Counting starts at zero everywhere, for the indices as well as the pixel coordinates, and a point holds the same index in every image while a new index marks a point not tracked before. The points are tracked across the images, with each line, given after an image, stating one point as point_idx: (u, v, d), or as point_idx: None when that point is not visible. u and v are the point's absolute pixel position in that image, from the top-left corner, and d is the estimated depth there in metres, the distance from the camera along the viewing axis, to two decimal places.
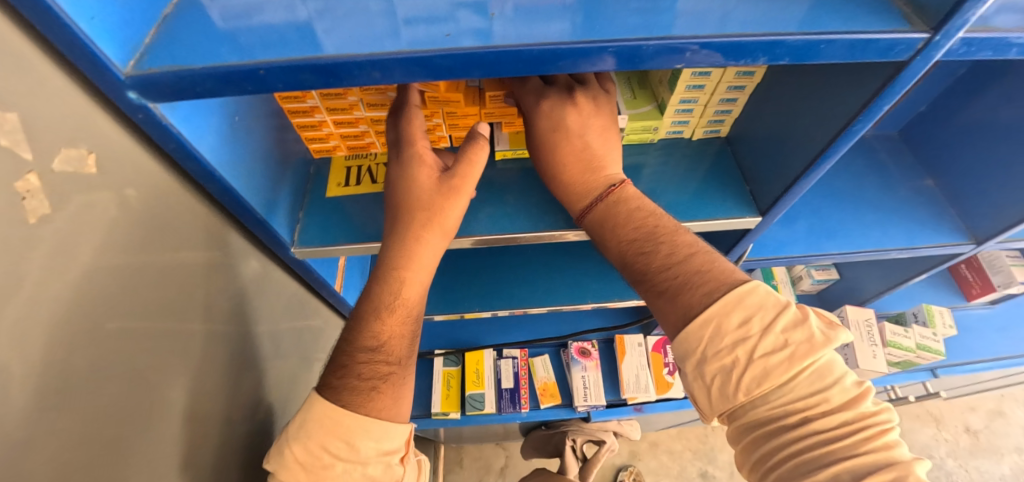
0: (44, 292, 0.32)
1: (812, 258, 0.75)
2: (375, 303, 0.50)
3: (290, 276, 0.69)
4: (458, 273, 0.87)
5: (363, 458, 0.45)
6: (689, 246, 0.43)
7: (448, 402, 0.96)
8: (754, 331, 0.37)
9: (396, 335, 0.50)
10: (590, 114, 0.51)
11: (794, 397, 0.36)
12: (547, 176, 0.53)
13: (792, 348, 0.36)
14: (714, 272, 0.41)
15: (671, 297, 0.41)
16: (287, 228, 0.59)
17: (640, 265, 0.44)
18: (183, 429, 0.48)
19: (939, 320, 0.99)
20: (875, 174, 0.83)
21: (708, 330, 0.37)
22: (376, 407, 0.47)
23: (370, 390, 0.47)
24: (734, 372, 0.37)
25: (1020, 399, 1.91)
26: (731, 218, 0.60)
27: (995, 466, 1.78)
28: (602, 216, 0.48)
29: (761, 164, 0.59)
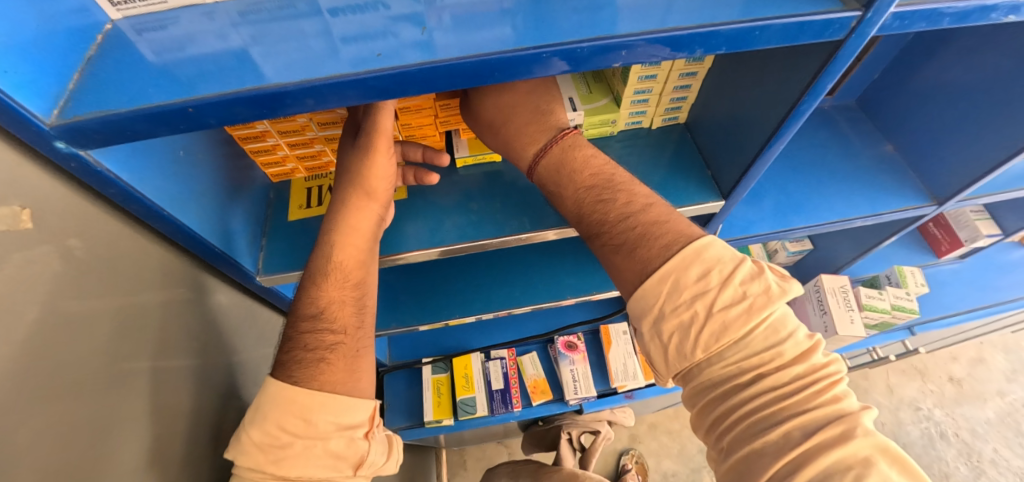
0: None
1: (780, 234, 0.76)
2: (312, 273, 0.50)
3: (261, 305, 0.69)
4: (435, 283, 0.87)
5: (323, 441, 0.44)
6: (645, 197, 0.44)
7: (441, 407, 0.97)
8: (713, 284, 0.37)
9: (336, 302, 0.50)
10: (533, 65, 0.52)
11: (750, 352, 0.36)
12: (491, 126, 0.51)
13: (750, 301, 0.36)
14: (672, 223, 0.41)
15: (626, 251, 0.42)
16: (249, 257, 0.58)
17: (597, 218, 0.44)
18: (159, 474, 0.47)
19: (911, 279, 1.02)
20: (837, 144, 0.84)
21: (668, 284, 0.38)
22: (320, 383, 0.46)
23: (317, 362, 0.47)
24: (693, 327, 0.37)
25: (998, 344, 1.97)
26: (695, 204, 0.60)
27: (979, 411, 1.85)
28: (558, 162, 0.48)
29: (719, 147, 0.60)
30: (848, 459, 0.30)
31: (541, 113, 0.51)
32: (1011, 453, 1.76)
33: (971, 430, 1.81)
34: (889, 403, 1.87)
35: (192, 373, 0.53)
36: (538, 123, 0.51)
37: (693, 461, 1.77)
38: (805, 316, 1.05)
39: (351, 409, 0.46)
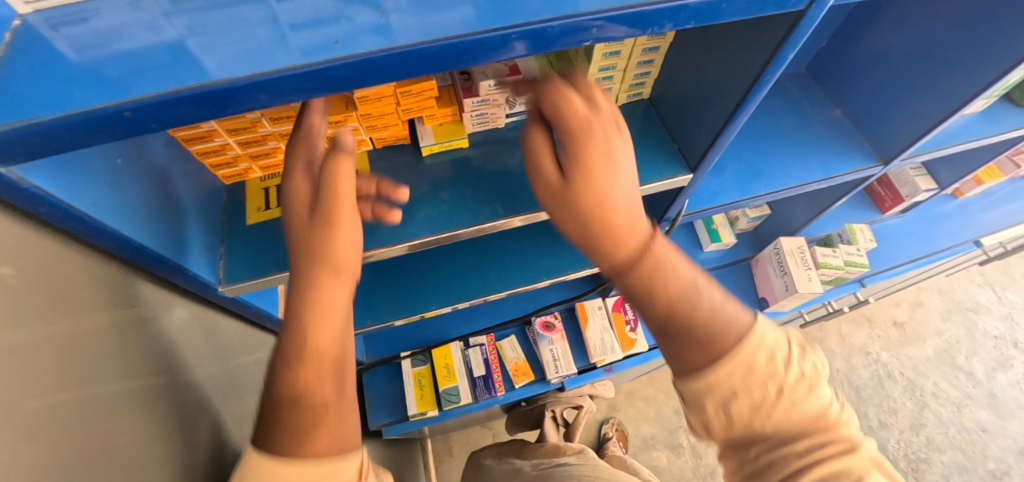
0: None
1: (742, 202, 0.79)
2: (285, 356, 0.39)
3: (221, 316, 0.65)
4: (407, 277, 0.85)
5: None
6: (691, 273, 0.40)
7: (426, 398, 0.97)
8: (774, 367, 0.36)
9: (316, 384, 0.39)
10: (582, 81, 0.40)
11: (798, 422, 0.36)
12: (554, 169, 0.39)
13: (806, 380, 0.37)
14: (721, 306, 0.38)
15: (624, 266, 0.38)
16: (208, 266, 0.54)
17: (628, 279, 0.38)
18: None
19: (860, 236, 1.09)
20: (790, 112, 0.87)
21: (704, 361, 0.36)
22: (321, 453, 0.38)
23: (309, 428, 0.37)
24: (751, 407, 0.35)
25: (935, 288, 2.15)
26: (665, 179, 0.61)
27: (920, 350, 2.03)
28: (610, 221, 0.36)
29: (684, 121, 0.60)
30: (854, 472, 0.34)
31: (611, 155, 0.37)
32: (947, 384, 1.95)
33: (914, 368, 1.99)
34: (842, 351, 2.02)
35: (170, 389, 0.50)
36: (610, 174, 0.37)
37: (670, 423, 1.86)
38: (767, 277, 1.11)
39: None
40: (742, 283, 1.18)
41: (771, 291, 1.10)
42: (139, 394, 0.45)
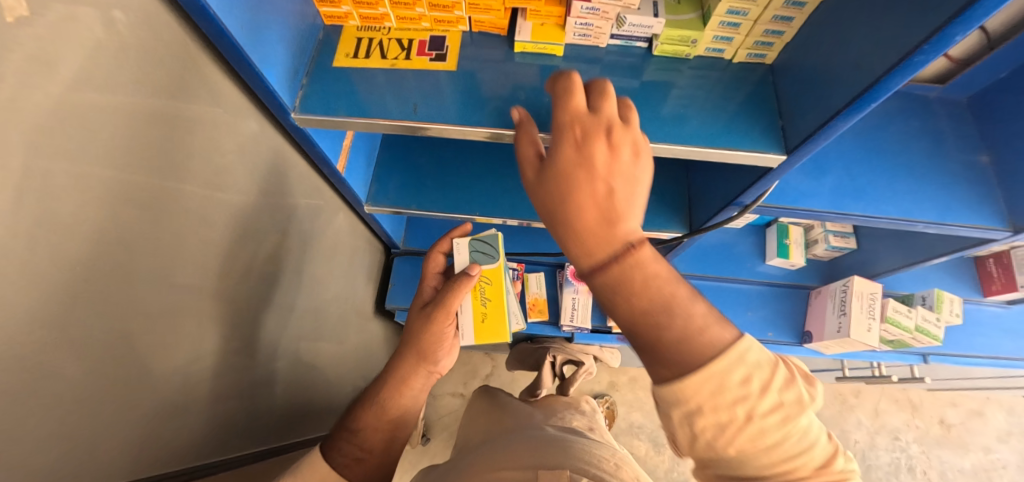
0: (18, 104, 0.32)
1: (832, 216, 0.72)
2: (415, 349, 0.65)
3: (290, 147, 0.64)
4: (458, 175, 0.86)
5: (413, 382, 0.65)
6: (603, 183, 0.41)
7: (499, 335, 0.65)
8: (785, 449, 0.37)
9: (401, 399, 0.64)
10: (565, 178, 0.42)
11: (773, 454, 0.38)
12: (556, 206, 0.42)
13: (785, 416, 0.38)
14: (583, 195, 0.41)
15: (600, 254, 0.41)
16: (289, 90, 0.55)
17: (639, 280, 0.40)
18: (161, 273, 0.48)
19: (947, 306, 0.95)
20: (924, 137, 0.75)
21: (623, 259, 0.40)
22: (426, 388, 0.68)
23: (398, 381, 0.64)
24: (754, 440, 0.37)
25: (1004, 405, 2.02)
26: (751, 151, 0.56)
27: (957, 458, 1.93)
28: (617, 277, 0.40)
29: (801, 94, 0.54)
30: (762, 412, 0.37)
31: (608, 193, 0.41)
32: None
33: (941, 472, 1.90)
34: (869, 426, 1.96)
35: (222, 195, 0.54)
36: (616, 175, 0.42)
37: None
38: (822, 312, 1.02)
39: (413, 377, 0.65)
40: (793, 310, 1.09)
41: (820, 329, 1.00)
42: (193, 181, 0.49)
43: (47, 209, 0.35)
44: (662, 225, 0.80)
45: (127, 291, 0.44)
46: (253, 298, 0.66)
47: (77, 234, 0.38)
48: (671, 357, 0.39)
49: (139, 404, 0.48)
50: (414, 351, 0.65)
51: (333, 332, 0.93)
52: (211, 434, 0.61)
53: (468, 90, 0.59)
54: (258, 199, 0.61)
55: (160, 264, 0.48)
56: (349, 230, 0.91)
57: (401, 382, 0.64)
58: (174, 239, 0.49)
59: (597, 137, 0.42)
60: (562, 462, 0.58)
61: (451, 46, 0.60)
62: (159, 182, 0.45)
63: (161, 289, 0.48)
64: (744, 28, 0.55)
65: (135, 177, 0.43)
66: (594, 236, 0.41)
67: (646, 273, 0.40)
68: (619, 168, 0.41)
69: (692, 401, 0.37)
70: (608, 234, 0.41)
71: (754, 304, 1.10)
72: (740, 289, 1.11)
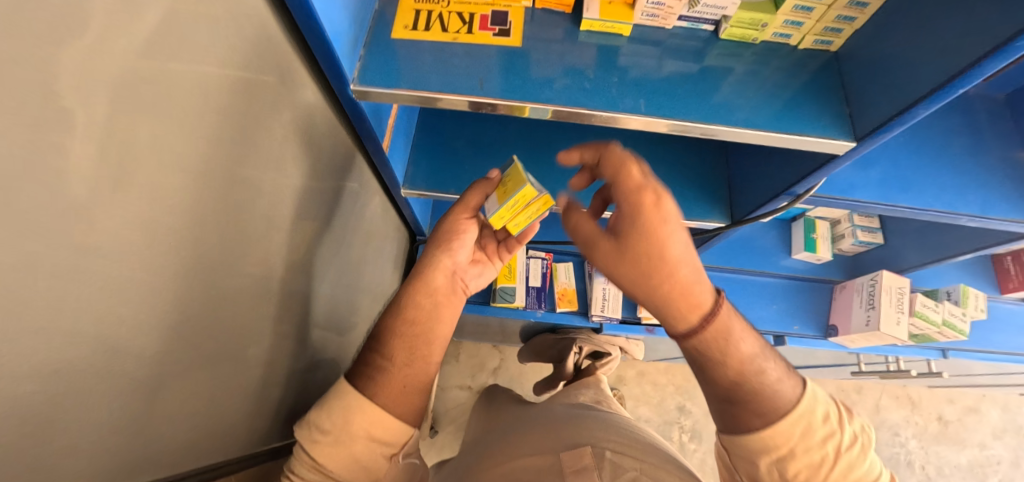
0: (107, 49, 0.29)
1: (878, 207, 0.72)
2: (439, 251, 0.67)
3: (342, 124, 0.62)
4: (496, 160, 0.84)
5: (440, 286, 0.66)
6: (671, 273, 0.50)
7: (519, 184, 0.54)
8: (828, 452, 0.49)
9: (428, 302, 0.65)
10: (637, 271, 0.51)
11: (806, 461, 0.49)
12: (647, 299, 0.53)
13: (850, 455, 0.50)
14: (686, 299, 0.51)
15: (622, 271, 0.52)
16: (350, 60, 0.53)
17: (653, 286, 0.51)
18: (225, 249, 0.45)
19: (972, 302, 0.96)
20: (967, 132, 0.75)
21: (716, 338, 0.52)
22: (458, 298, 0.68)
23: (422, 293, 0.65)
24: (822, 467, 0.49)
25: (998, 402, 2.07)
26: (819, 137, 0.55)
27: (953, 454, 1.97)
28: (725, 328, 0.52)
29: (874, 81, 0.53)
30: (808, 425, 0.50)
31: (676, 266, 0.50)
32: None
33: (938, 467, 1.94)
34: (870, 422, 1.99)
35: (282, 173, 0.53)
36: (663, 224, 0.49)
37: (668, 414, 1.90)
38: (848, 306, 1.02)
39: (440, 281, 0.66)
40: (817, 304, 1.09)
41: (847, 323, 1.01)
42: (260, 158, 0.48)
43: (129, 171, 0.32)
44: (703, 214, 0.80)
45: (196, 268, 0.42)
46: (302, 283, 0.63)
47: (163, 203, 0.36)
48: (757, 397, 0.51)
49: (194, 388, 0.45)
50: (439, 258, 0.66)
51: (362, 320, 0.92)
52: (258, 420, 0.59)
53: (530, 67, 0.57)
54: (308, 176, 0.59)
55: (229, 241, 0.46)
56: (382, 215, 0.88)
57: (428, 291, 0.65)
58: (237, 214, 0.46)
59: (634, 204, 0.49)
60: (583, 438, 0.59)
61: (513, 22, 0.59)
62: (229, 154, 0.43)
63: (233, 266, 0.47)
64: (817, 13, 0.54)
65: (206, 143, 0.40)
66: (624, 264, 0.52)
67: (729, 349, 0.52)
68: (649, 215, 0.48)
69: (771, 443, 0.50)
70: (696, 289, 0.51)
71: (778, 297, 1.10)
72: (763, 282, 1.11)
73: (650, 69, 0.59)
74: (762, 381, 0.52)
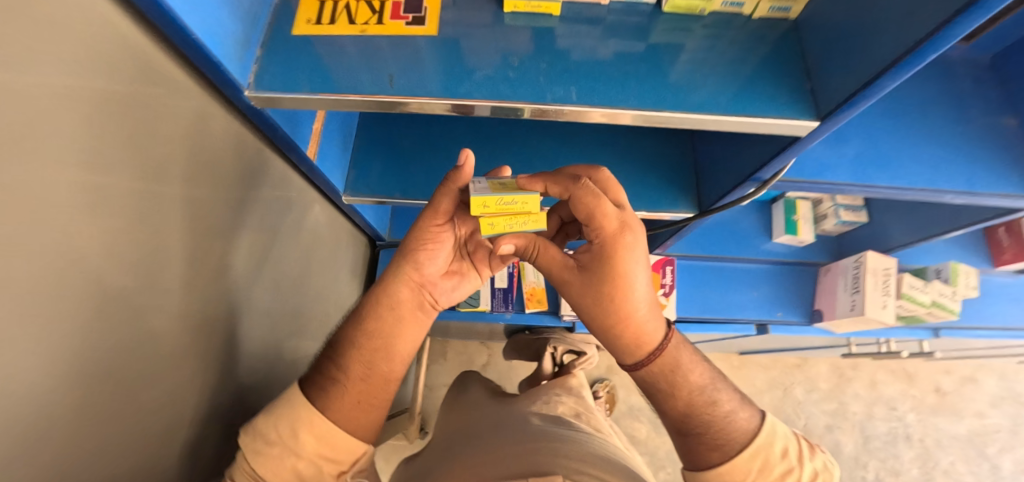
0: None
1: (855, 189, 0.66)
2: (405, 257, 0.58)
3: (247, 131, 0.56)
4: (445, 158, 0.78)
5: (399, 301, 0.58)
6: (633, 313, 0.52)
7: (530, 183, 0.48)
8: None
9: (389, 317, 0.57)
10: (588, 298, 0.52)
11: None
12: (603, 333, 0.55)
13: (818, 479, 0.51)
14: (645, 338, 0.53)
15: (589, 306, 0.53)
16: (239, 63, 0.47)
17: (611, 326, 0.53)
18: (110, 290, 0.40)
19: (963, 279, 0.91)
20: (951, 101, 0.69)
21: (666, 374, 0.54)
22: (426, 310, 0.60)
23: (384, 307, 0.58)
24: None
25: (996, 370, 2.04)
26: (778, 119, 0.49)
27: (952, 424, 1.95)
28: (672, 364, 0.54)
29: (836, 52, 0.47)
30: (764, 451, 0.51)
31: (643, 302, 0.52)
32: (965, 467, 1.89)
33: (937, 440, 1.92)
34: (867, 397, 1.96)
35: (178, 196, 0.47)
36: (631, 262, 0.49)
37: None
38: (832, 290, 0.97)
39: (402, 295, 0.58)
40: (800, 288, 1.04)
41: (832, 307, 0.96)
42: (141, 185, 0.42)
43: None
44: (668, 205, 0.74)
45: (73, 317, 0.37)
46: (226, 310, 0.58)
47: None
48: (714, 431, 0.53)
49: (94, 446, 0.41)
50: (404, 266, 0.58)
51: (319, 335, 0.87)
52: (191, 462, 0.55)
53: (450, 57, 0.51)
54: (217, 193, 0.53)
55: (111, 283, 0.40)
56: (325, 222, 0.82)
57: (388, 305, 0.58)
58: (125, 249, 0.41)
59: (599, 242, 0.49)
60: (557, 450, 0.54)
61: (430, 9, 0.53)
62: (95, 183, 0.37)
63: (120, 311, 0.41)
64: None
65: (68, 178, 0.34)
66: (586, 297, 0.52)
67: (680, 383, 0.54)
68: (616, 250, 0.49)
69: None
70: (653, 325, 0.54)
71: (759, 283, 1.05)
72: (742, 268, 1.05)
73: (589, 50, 0.52)
74: (717, 414, 0.54)
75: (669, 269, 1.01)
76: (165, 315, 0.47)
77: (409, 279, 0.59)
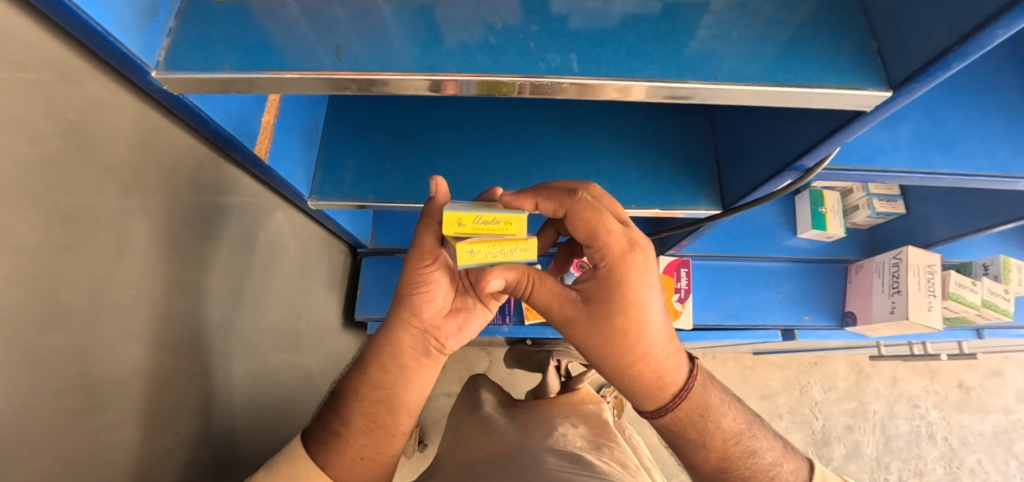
0: None
1: (911, 177, 0.56)
2: (405, 304, 0.50)
3: (174, 125, 0.46)
4: (428, 154, 0.68)
5: (402, 357, 0.50)
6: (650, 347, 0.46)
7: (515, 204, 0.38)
8: None
9: (393, 371, 0.50)
10: (596, 332, 0.45)
11: None
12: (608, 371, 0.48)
13: None
14: (668, 378, 0.48)
15: (591, 341, 0.46)
16: (140, 34, 0.36)
17: (618, 361, 0.46)
18: None
19: (1015, 276, 0.81)
20: (1020, 68, 0.58)
21: (689, 417, 0.49)
22: (436, 360, 0.51)
23: (386, 362, 0.50)
24: None
25: (1021, 363, 1.95)
26: (839, 89, 0.38)
27: (977, 421, 1.85)
28: (703, 408, 0.50)
29: (914, 0, 0.37)
30: None
31: (659, 334, 0.46)
32: (991, 465, 1.81)
33: (962, 438, 1.83)
34: (887, 395, 1.87)
35: (72, 207, 0.37)
36: (645, 290, 0.43)
37: None
38: (867, 290, 0.87)
39: (404, 350, 0.50)
40: (829, 288, 0.94)
41: (867, 309, 0.86)
42: (8, 194, 0.32)
43: None
44: (686, 200, 0.64)
45: None
46: (160, 345, 0.48)
47: None
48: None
49: None
50: (406, 315, 0.50)
51: (293, 356, 0.77)
52: None
53: (417, 22, 0.40)
54: (136, 204, 0.43)
55: None
56: (291, 228, 0.72)
57: (392, 358, 0.50)
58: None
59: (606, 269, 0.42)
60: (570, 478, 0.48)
61: None
62: None
63: None
64: None
65: None
66: (589, 333, 0.45)
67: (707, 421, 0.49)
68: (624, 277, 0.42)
69: None
70: (676, 357, 0.48)
71: (783, 283, 0.95)
72: (763, 268, 0.95)
73: (594, 10, 0.41)
74: (751, 465, 0.49)
75: (683, 272, 0.90)
76: (60, 356, 0.37)
77: (410, 330, 0.50)
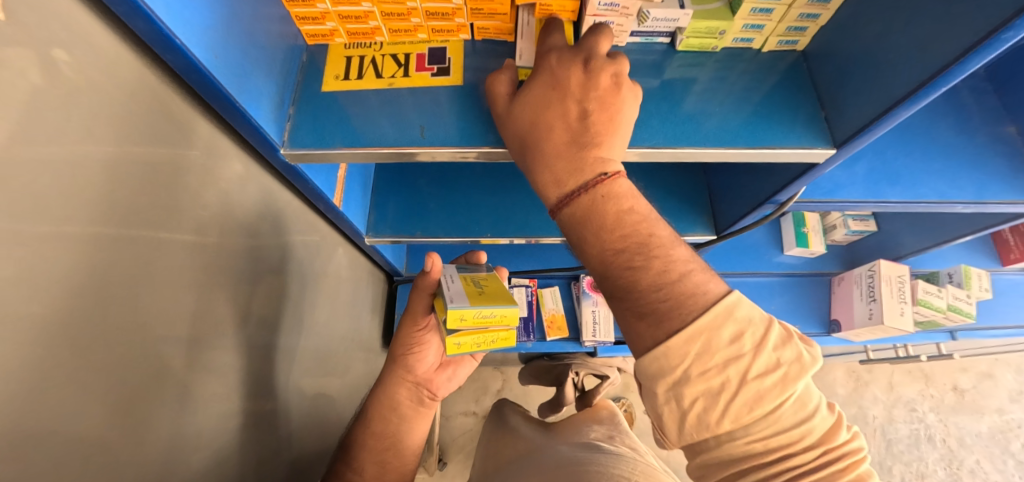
0: None
1: (868, 205, 0.69)
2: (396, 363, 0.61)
3: (279, 186, 0.58)
4: (464, 195, 0.80)
5: (398, 405, 0.62)
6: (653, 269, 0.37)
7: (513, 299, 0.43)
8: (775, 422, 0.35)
9: (393, 416, 0.62)
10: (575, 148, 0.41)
11: (777, 428, 0.34)
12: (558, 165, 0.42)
13: (782, 368, 0.34)
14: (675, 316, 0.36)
15: (570, 181, 0.41)
16: (274, 124, 0.48)
17: (624, 281, 0.38)
18: (155, 354, 0.41)
19: (976, 282, 0.93)
20: (953, 112, 0.71)
21: (696, 344, 0.34)
22: (429, 401, 0.63)
23: (386, 409, 0.62)
24: (721, 395, 0.34)
25: (1011, 365, 2.05)
26: (797, 149, 0.51)
27: (974, 422, 1.93)
28: None
29: (847, 83, 0.49)
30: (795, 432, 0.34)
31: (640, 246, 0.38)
32: (990, 465, 1.87)
33: (960, 439, 1.90)
34: (885, 400, 1.95)
35: (216, 253, 0.48)
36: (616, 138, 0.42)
37: None
38: (849, 299, 0.98)
39: (399, 402, 0.62)
40: (816, 299, 1.06)
41: (849, 317, 0.97)
42: (185, 244, 0.43)
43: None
44: (686, 228, 0.76)
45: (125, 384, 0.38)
46: (261, 361, 0.58)
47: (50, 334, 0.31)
48: None
49: None
50: (396, 374, 0.61)
51: (343, 375, 0.87)
52: None
53: (475, 104, 0.52)
54: (252, 248, 0.54)
55: (158, 346, 0.41)
56: (347, 260, 0.83)
57: (389, 407, 0.62)
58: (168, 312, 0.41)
59: (572, 64, 0.43)
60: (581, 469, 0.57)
61: (452, 58, 0.54)
62: (144, 252, 0.39)
63: (167, 373, 0.42)
64: (777, 14, 0.50)
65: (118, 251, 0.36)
66: (564, 160, 0.42)
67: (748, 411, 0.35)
68: (599, 92, 0.42)
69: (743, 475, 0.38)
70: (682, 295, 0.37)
71: (774, 296, 1.06)
72: (757, 282, 1.06)
73: None
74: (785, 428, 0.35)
75: None
76: (205, 369, 0.48)
77: (401, 384, 0.62)
